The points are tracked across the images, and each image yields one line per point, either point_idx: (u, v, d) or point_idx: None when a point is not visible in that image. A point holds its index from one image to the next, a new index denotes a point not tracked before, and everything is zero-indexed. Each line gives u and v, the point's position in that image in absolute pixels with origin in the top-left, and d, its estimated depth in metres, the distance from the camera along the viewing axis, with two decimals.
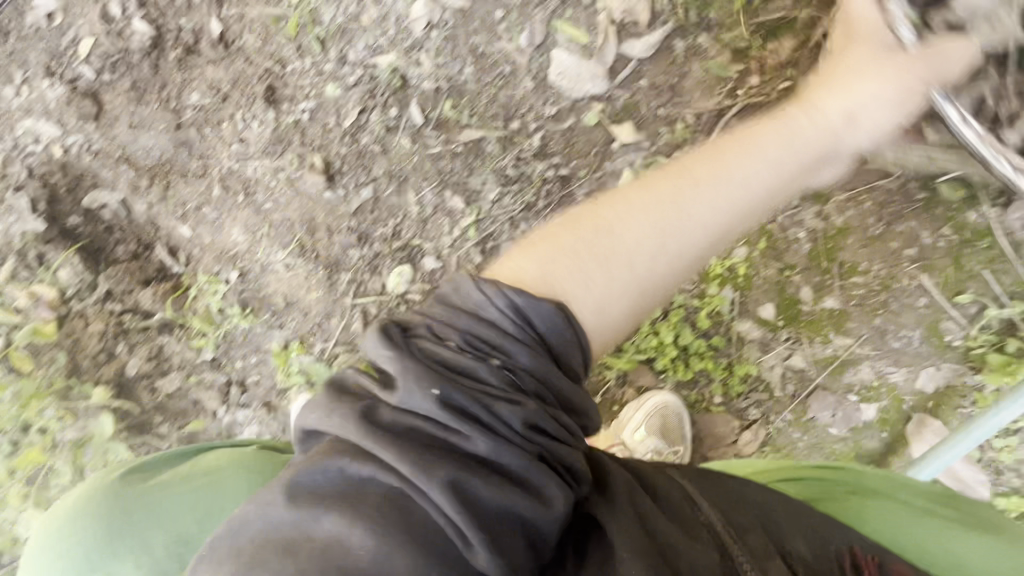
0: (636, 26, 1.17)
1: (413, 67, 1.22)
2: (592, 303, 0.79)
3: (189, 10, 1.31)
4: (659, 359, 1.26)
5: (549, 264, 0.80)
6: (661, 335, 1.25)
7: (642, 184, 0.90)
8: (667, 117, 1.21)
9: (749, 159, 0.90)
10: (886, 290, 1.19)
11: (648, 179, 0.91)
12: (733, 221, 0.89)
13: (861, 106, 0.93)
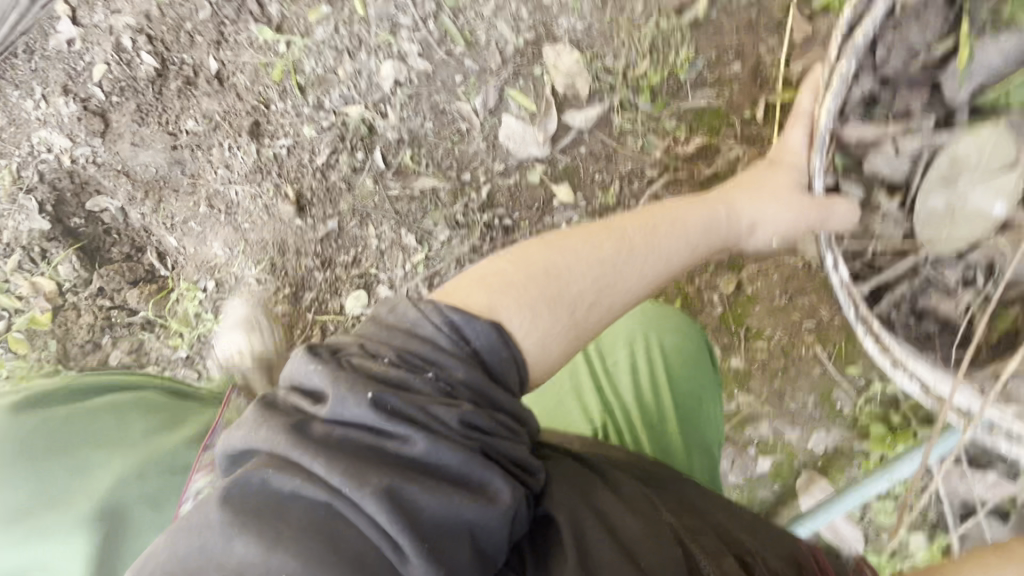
0: (578, 98, 1.29)
1: (379, 118, 1.36)
2: (543, 324, 0.68)
3: (190, 46, 1.46)
4: None
5: (500, 292, 0.68)
6: None
7: (591, 228, 0.77)
8: (601, 182, 1.34)
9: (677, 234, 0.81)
10: (785, 355, 1.31)
11: (651, 221, 0.81)
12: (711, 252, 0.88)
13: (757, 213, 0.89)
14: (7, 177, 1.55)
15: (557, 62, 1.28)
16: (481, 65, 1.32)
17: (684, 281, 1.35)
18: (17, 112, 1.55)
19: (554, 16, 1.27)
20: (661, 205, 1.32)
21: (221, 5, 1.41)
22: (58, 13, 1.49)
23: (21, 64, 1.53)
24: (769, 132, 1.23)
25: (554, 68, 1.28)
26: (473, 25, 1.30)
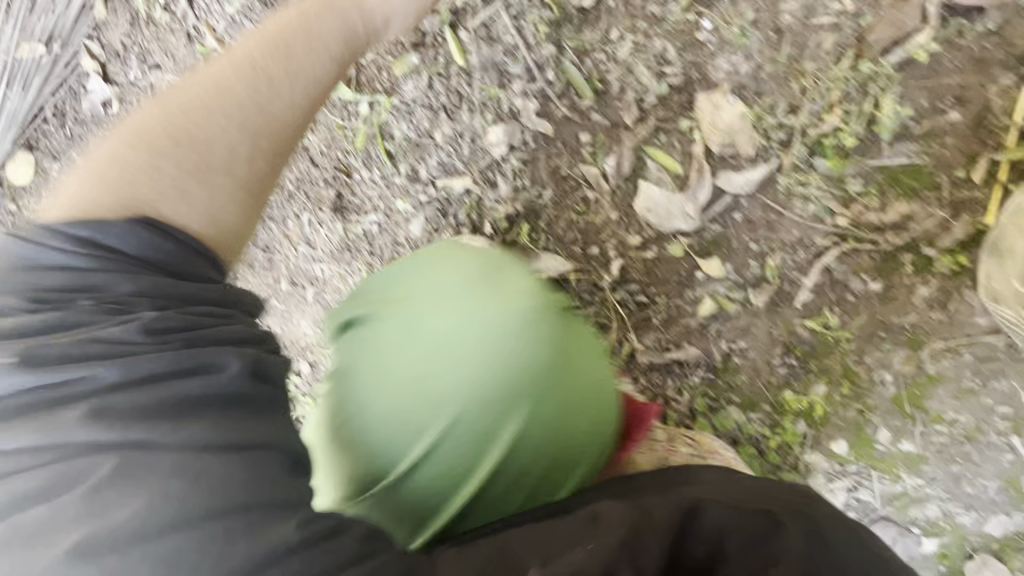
0: (738, 158, 1.05)
1: (488, 189, 1.14)
2: (202, 188, 0.62)
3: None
4: None
5: (138, 176, 0.60)
6: None
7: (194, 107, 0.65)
8: (759, 252, 1.13)
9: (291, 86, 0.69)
10: (968, 440, 1.16)
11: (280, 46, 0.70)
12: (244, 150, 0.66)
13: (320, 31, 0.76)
14: None
15: (715, 116, 1.02)
16: (613, 119, 1.07)
17: (851, 359, 1.17)
18: (58, 188, 1.35)
19: (712, 56, 1.00)
20: (833, 279, 1.12)
21: None
22: (86, 69, 1.25)
23: (55, 132, 1.32)
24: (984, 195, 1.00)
25: (710, 123, 1.03)
26: (604, 71, 1.04)
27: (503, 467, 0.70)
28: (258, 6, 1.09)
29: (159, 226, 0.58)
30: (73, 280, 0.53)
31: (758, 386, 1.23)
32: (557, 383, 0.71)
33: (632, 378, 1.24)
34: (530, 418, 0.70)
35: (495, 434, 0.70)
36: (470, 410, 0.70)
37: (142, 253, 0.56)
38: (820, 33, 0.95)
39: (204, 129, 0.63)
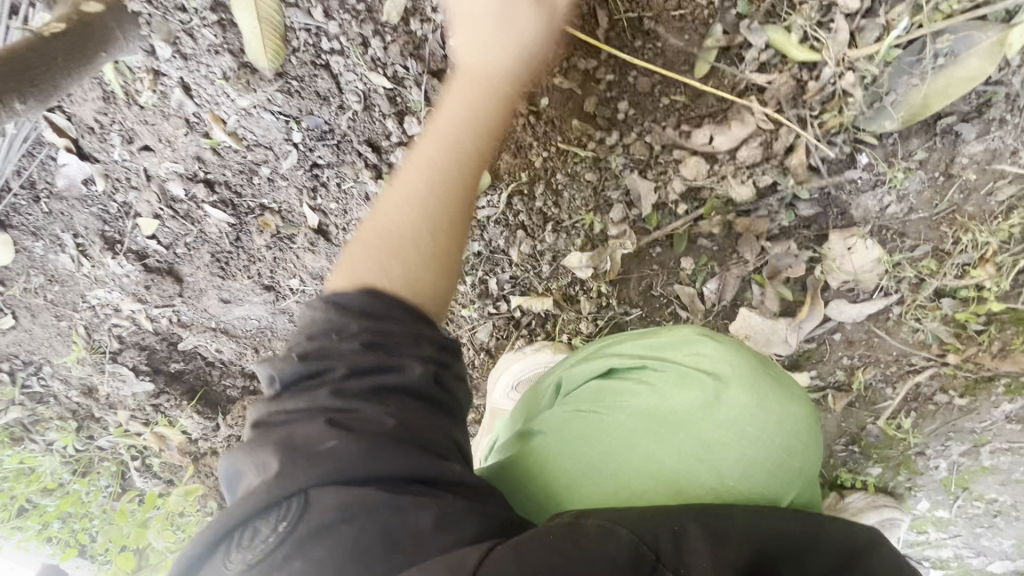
0: (859, 291, 0.93)
1: (568, 307, 1.01)
2: (359, 266, 0.58)
3: (270, 189, 0.99)
4: None
5: (394, 270, 0.57)
6: None
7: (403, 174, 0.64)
8: (850, 366, 1.07)
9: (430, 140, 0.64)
10: (999, 513, 1.25)
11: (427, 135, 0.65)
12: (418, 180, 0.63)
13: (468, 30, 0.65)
14: (78, 341, 1.25)
15: (846, 258, 0.89)
16: (725, 246, 0.94)
17: (914, 450, 1.19)
18: (50, 267, 1.15)
19: (857, 193, 0.84)
20: (920, 393, 1.11)
21: (312, 144, 0.90)
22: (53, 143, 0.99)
23: (28, 209, 1.07)
24: None
25: (837, 261, 0.90)
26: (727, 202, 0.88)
27: (767, 444, 0.62)
28: (281, 97, 0.83)
29: (370, 326, 0.53)
30: (305, 380, 0.51)
31: (817, 463, 1.26)
32: (804, 477, 0.64)
33: None
34: (794, 410, 0.65)
35: (770, 418, 0.63)
36: (740, 379, 0.64)
37: (369, 308, 0.54)
38: (997, 181, 0.80)
39: (396, 220, 0.60)
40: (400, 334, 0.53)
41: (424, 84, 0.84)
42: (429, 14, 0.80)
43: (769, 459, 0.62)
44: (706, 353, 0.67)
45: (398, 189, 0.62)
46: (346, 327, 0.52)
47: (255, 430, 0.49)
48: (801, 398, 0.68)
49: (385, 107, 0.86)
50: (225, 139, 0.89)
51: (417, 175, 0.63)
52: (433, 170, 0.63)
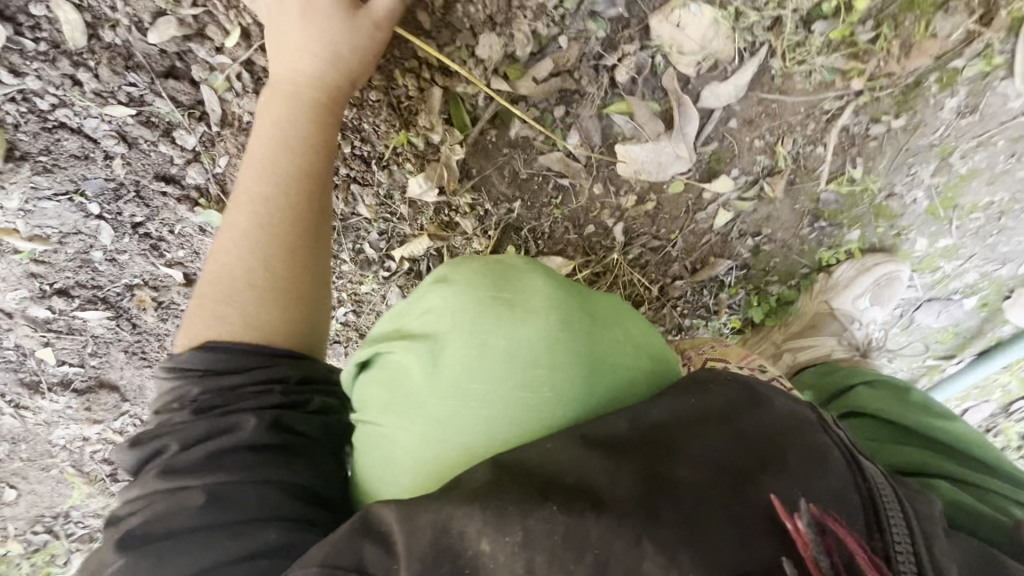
0: (720, 64, 0.83)
1: (450, 233, 0.94)
2: (233, 317, 0.63)
3: (120, 268, 0.92)
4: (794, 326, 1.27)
5: (217, 318, 0.63)
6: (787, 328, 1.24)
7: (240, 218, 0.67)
8: (765, 146, 0.96)
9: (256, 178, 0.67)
10: (1005, 215, 1.09)
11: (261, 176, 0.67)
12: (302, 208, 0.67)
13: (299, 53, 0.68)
14: (76, 479, 1.29)
15: (680, 36, 0.80)
16: (558, 93, 0.83)
17: (882, 196, 1.07)
18: (7, 430, 1.18)
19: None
20: (852, 135, 0.98)
21: (115, 208, 0.84)
22: None
23: None
24: None
25: (676, 45, 0.81)
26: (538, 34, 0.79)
27: (513, 388, 0.50)
28: (44, 178, 0.78)
29: (217, 382, 0.60)
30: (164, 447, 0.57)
31: (793, 257, 1.16)
32: (587, 383, 0.51)
33: (669, 306, 1.19)
34: (532, 330, 0.51)
35: (495, 347, 0.50)
36: (455, 328, 0.53)
37: (211, 364, 0.61)
38: None
39: (231, 260, 0.66)
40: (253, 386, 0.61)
41: (164, 91, 0.75)
42: (111, 15, 0.70)
43: (516, 388, 0.49)
44: (428, 310, 0.56)
45: (228, 236, 0.66)
46: (187, 392, 0.60)
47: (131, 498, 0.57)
48: (554, 299, 0.53)
49: (147, 135, 0.78)
50: (36, 242, 0.85)
51: (255, 214, 0.66)
52: (258, 208, 0.66)
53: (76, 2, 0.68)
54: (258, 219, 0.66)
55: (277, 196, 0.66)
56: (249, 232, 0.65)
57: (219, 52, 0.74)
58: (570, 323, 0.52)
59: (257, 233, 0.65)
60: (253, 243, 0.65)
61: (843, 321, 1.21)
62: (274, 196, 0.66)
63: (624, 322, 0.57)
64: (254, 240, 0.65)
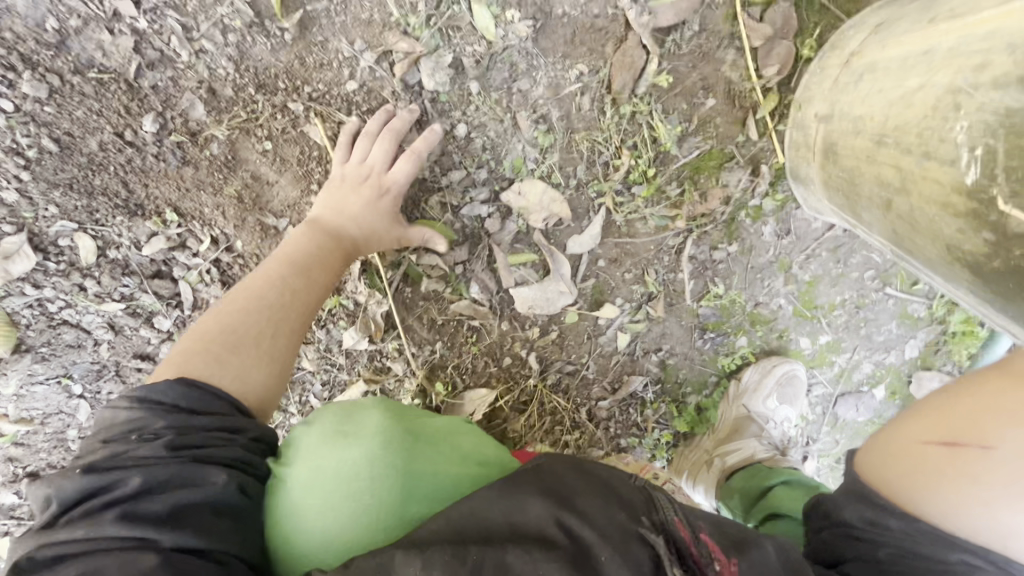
0: (572, 224, 1.09)
1: (385, 377, 1.10)
2: (225, 371, 0.77)
3: (90, 444, 1.02)
4: (720, 430, 1.33)
5: (208, 367, 0.76)
6: (712, 435, 1.34)
7: (226, 315, 0.83)
8: (634, 277, 1.20)
9: (236, 304, 0.85)
10: (860, 307, 1.33)
11: (236, 305, 0.85)
12: (276, 318, 0.84)
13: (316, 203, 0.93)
14: None
15: (524, 201, 1.05)
16: (456, 255, 1.07)
17: (750, 305, 1.28)
18: None
19: (497, 151, 1.01)
20: (703, 262, 1.22)
21: (95, 386, 1.00)
22: None
23: None
24: (769, 143, 1.12)
25: (522, 209, 1.06)
26: (430, 214, 1.04)
27: (353, 493, 0.71)
28: (40, 365, 0.97)
29: (177, 424, 0.68)
30: (129, 473, 0.62)
31: (697, 368, 1.32)
32: (411, 467, 0.73)
33: (601, 426, 1.30)
34: (360, 452, 0.73)
35: (344, 461, 0.72)
36: (310, 454, 0.74)
37: (193, 403, 0.71)
38: (576, 99, 1.01)
39: (233, 328, 0.81)
40: (202, 439, 0.68)
41: (150, 287, 0.98)
42: (117, 241, 0.95)
43: (360, 476, 0.71)
44: (296, 448, 0.75)
45: (229, 318, 0.83)
46: (150, 427, 0.67)
47: (79, 513, 0.60)
48: (383, 427, 0.76)
49: (132, 322, 0.99)
50: (21, 424, 0.99)
51: (250, 315, 0.83)
52: (251, 312, 0.84)
53: (93, 234, 0.94)
54: (256, 321, 0.83)
55: (262, 304, 0.85)
56: (248, 316, 0.83)
57: (195, 256, 0.98)
58: (390, 442, 0.74)
59: (258, 319, 0.83)
60: (253, 325, 0.82)
61: (758, 421, 1.32)
62: (262, 309, 0.84)
63: (447, 439, 0.79)
64: (251, 324, 0.82)
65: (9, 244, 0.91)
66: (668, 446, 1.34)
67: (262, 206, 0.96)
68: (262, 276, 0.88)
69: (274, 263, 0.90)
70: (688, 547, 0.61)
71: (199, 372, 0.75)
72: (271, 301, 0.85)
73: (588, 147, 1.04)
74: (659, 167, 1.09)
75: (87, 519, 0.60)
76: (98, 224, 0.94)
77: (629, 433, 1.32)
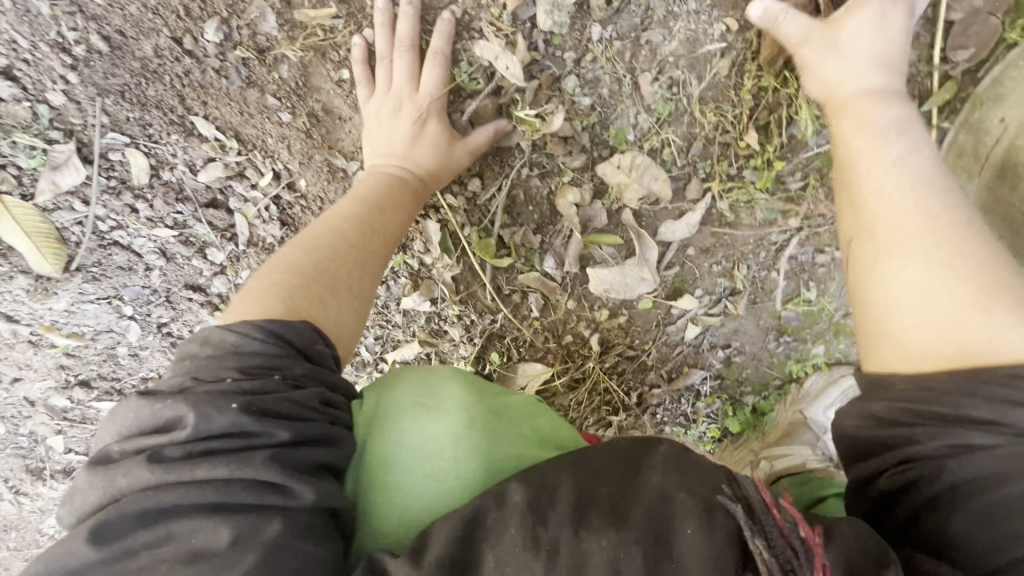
0: (671, 207, 0.96)
1: (441, 341, 1.04)
2: (331, 314, 0.62)
3: (139, 363, 1.01)
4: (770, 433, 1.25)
5: (309, 305, 0.60)
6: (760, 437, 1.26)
7: (316, 249, 0.67)
8: (722, 270, 1.08)
9: (329, 229, 0.70)
10: None
11: (333, 229, 0.70)
12: (376, 249, 0.71)
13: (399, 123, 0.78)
14: None
15: (624, 176, 0.91)
16: (536, 224, 0.95)
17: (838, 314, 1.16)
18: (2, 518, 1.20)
19: (607, 113, 0.85)
20: (803, 262, 1.10)
21: (145, 310, 0.95)
22: None
23: None
24: None
25: (620, 184, 0.92)
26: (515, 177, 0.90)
27: (434, 472, 0.60)
28: (90, 285, 0.92)
29: (310, 371, 0.56)
30: (272, 422, 0.50)
31: (764, 370, 1.23)
32: (500, 449, 0.63)
33: (650, 413, 1.23)
34: (449, 429, 0.62)
35: (433, 435, 0.62)
36: (384, 426, 0.62)
37: (307, 351, 0.57)
38: (712, 61, 0.83)
39: (325, 259, 0.66)
40: (339, 399, 0.58)
41: (204, 217, 0.89)
42: (171, 161, 0.85)
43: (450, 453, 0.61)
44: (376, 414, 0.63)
45: (321, 247, 0.67)
46: (288, 369, 0.54)
47: (210, 454, 0.48)
48: (468, 401, 0.65)
49: (184, 251, 0.91)
50: (71, 338, 0.96)
51: (353, 248, 0.69)
52: (348, 241, 0.69)
53: (145, 151, 0.84)
54: (360, 254, 0.69)
55: (364, 230, 0.71)
56: (345, 246, 0.68)
57: (254, 189, 0.88)
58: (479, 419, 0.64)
59: (360, 254, 0.69)
60: (352, 257, 0.68)
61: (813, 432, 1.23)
62: (361, 237, 0.70)
63: (526, 419, 0.70)
64: (349, 254, 0.68)
65: (59, 153, 0.82)
66: (714, 441, 1.28)
67: (331, 142, 0.84)
68: (368, 201, 0.75)
69: (372, 186, 0.76)
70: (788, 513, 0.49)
71: (305, 312, 0.60)
72: (377, 225, 0.72)
73: (710, 121, 0.88)
74: (789, 154, 0.91)
75: (224, 466, 0.47)
76: (152, 141, 0.84)
77: (675, 423, 1.26)
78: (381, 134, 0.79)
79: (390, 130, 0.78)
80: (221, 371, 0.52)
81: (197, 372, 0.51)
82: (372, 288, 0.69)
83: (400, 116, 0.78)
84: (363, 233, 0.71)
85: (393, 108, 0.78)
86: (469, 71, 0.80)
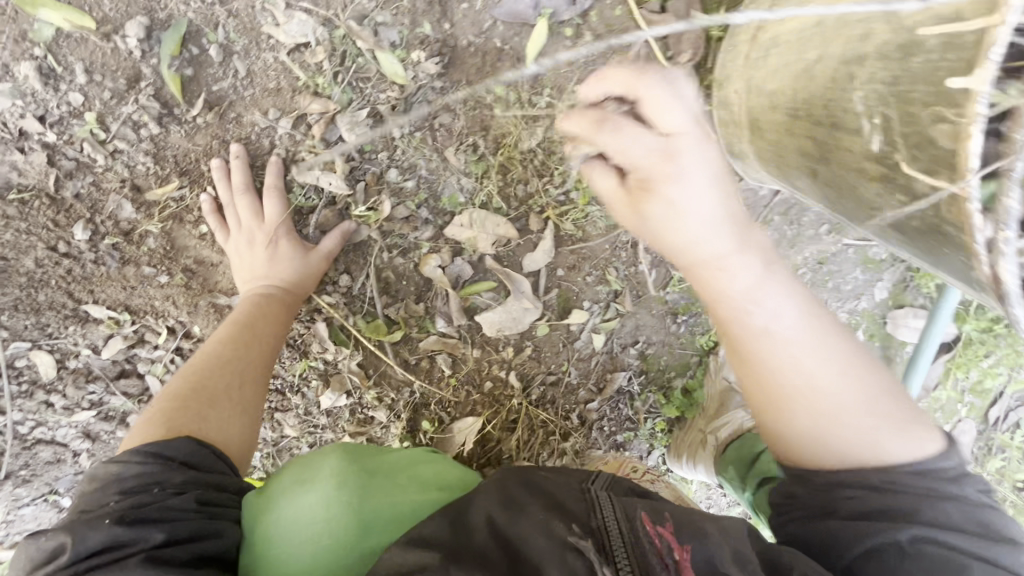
0: (523, 243, 1.10)
1: (371, 426, 1.11)
2: (212, 421, 0.77)
3: None
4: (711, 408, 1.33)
5: (192, 418, 0.76)
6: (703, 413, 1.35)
7: (198, 373, 0.82)
8: (595, 279, 1.19)
9: (204, 358, 0.85)
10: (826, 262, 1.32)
11: (206, 359, 0.85)
12: (248, 365, 0.86)
13: (250, 254, 0.93)
14: None
15: (470, 230, 1.05)
16: (415, 293, 1.08)
17: None
18: None
19: (433, 187, 1.01)
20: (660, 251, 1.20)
21: None
22: None
23: None
24: None
25: (469, 238, 1.06)
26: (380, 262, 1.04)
27: (312, 536, 0.71)
28: (25, 488, 0.97)
29: (187, 475, 0.69)
30: (148, 527, 0.62)
31: (678, 351, 1.29)
32: (373, 498, 0.75)
33: (596, 428, 1.27)
34: (323, 493, 0.74)
35: (310, 504, 0.73)
36: (269, 512, 0.73)
37: (190, 459, 0.71)
38: (498, 121, 1.01)
39: (207, 380, 0.81)
40: (219, 497, 0.70)
41: (117, 389, 0.98)
42: (74, 349, 0.95)
43: (325, 514, 0.72)
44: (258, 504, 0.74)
45: (201, 372, 0.83)
46: (169, 479, 0.67)
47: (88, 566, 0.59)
48: (340, 468, 0.77)
49: (106, 426, 0.98)
50: (14, 549, 0.99)
51: (226, 366, 0.84)
52: (222, 363, 0.84)
53: (48, 348, 0.94)
54: (232, 372, 0.84)
55: (233, 352, 0.86)
56: (222, 367, 0.84)
57: (156, 348, 0.98)
58: (350, 478, 0.76)
59: (234, 370, 0.84)
60: (229, 375, 0.83)
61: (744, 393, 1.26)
62: (233, 357, 0.85)
63: (404, 471, 0.81)
64: (227, 372, 0.83)
65: None
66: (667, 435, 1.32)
67: (209, 286, 0.96)
68: (231, 323, 0.89)
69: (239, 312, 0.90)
70: (653, 546, 0.58)
71: (187, 424, 0.75)
72: (244, 346, 0.87)
73: (519, 165, 1.04)
74: None
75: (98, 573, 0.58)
76: (52, 337, 0.94)
77: (623, 430, 1.29)
78: (240, 262, 0.94)
79: (245, 260, 0.93)
80: (103, 498, 0.65)
81: (83, 506, 0.64)
82: (254, 394, 0.84)
83: (252, 249, 0.93)
84: (232, 354, 0.86)
85: (244, 243, 0.93)
86: (303, 193, 0.96)
